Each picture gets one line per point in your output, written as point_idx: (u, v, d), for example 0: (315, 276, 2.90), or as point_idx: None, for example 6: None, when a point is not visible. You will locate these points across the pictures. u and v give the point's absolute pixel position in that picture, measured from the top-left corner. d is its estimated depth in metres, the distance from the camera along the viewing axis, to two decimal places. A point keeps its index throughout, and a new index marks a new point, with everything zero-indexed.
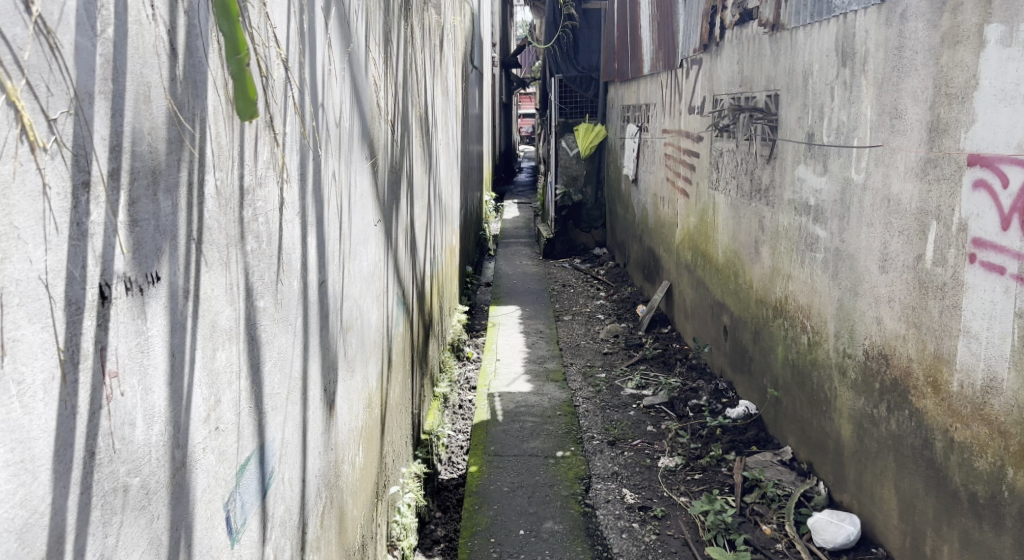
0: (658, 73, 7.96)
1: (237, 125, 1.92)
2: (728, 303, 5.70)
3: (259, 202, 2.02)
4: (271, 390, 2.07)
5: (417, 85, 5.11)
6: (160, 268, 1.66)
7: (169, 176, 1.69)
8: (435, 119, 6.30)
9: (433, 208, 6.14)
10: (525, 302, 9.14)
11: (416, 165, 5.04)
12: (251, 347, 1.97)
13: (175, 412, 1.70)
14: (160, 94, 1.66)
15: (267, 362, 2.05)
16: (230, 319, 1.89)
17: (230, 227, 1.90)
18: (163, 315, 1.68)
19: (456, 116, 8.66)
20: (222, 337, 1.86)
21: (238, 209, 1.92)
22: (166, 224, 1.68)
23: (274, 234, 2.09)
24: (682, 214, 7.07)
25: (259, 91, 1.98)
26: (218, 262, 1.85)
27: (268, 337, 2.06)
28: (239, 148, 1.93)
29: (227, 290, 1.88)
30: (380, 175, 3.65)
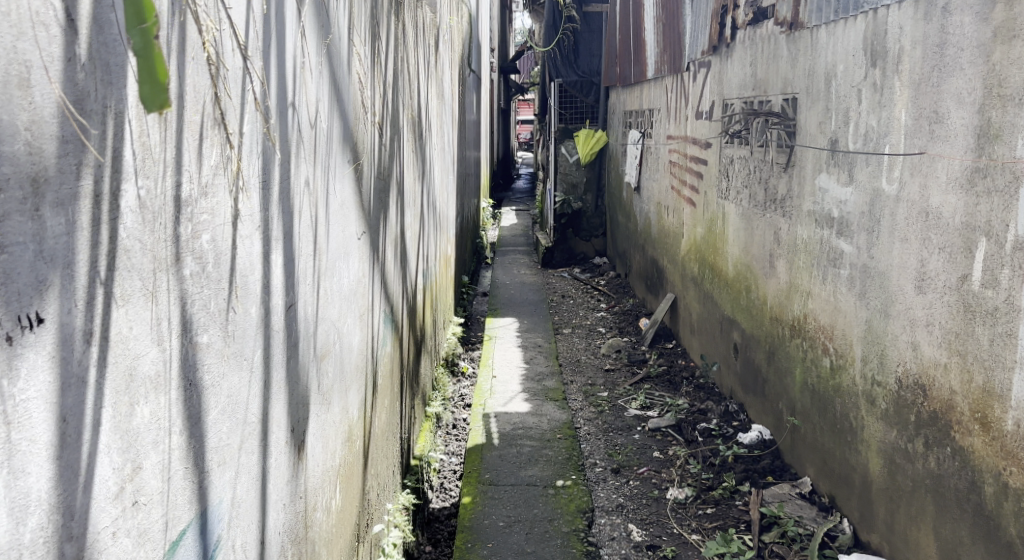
0: (662, 77, 7.64)
1: (173, 124, 1.62)
2: (738, 319, 5.38)
3: (204, 215, 1.72)
4: (217, 443, 1.76)
5: (410, 86, 4.79)
6: (43, 308, 1.37)
7: (62, 185, 1.41)
8: (429, 125, 5.98)
9: (426, 218, 5.83)
10: (523, 313, 8.81)
11: (408, 173, 4.72)
12: (187, 395, 1.67)
13: (66, 494, 1.40)
14: (46, 78, 1.37)
15: (212, 410, 1.74)
16: (156, 363, 1.59)
17: (160, 247, 1.59)
18: (49, 368, 1.38)
19: (452, 120, 8.34)
20: (143, 387, 1.56)
21: (172, 225, 1.62)
22: (53, 251, 1.39)
23: (225, 254, 1.79)
24: (688, 224, 6.74)
25: (202, 83, 1.69)
26: (141, 293, 1.55)
27: (214, 380, 1.75)
28: (175, 151, 1.63)
29: (152, 327, 1.57)
30: (365, 182, 3.34)
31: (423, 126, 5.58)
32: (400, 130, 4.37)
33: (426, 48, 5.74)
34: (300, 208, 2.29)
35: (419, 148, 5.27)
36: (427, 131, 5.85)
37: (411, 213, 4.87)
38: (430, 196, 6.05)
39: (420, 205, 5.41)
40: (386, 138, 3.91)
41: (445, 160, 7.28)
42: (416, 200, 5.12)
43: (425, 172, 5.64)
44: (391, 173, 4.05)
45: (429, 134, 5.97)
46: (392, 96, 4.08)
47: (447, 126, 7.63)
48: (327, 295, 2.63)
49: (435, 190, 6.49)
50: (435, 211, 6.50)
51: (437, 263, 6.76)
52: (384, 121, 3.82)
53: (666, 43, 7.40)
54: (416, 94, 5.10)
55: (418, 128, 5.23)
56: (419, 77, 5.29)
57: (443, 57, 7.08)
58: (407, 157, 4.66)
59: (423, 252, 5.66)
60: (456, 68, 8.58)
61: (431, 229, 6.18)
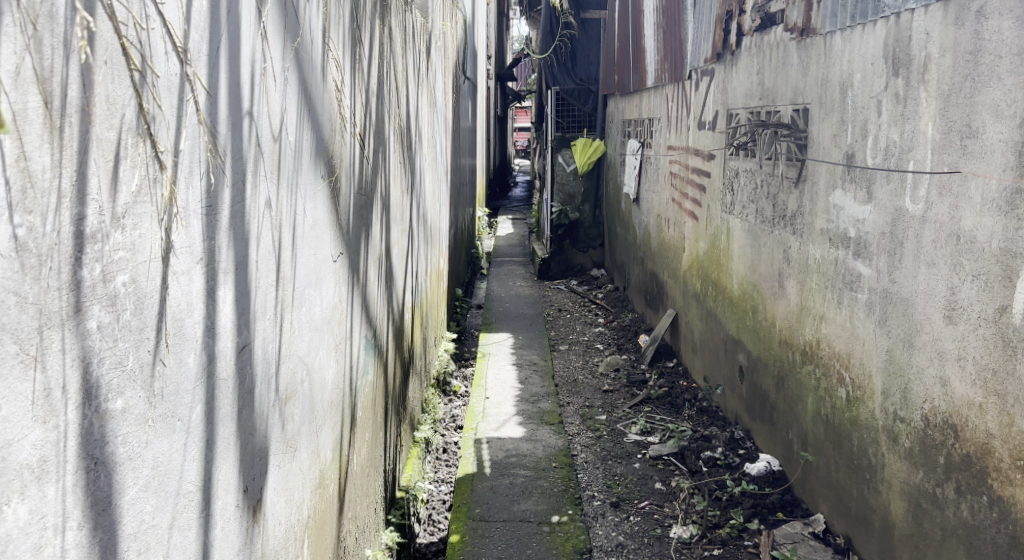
0: (662, 86, 7.37)
1: (71, 141, 1.39)
2: (744, 340, 5.11)
3: (119, 255, 1.48)
4: (135, 529, 1.52)
5: (397, 94, 4.52)
6: None
7: None
8: (419, 135, 5.70)
9: (415, 233, 5.55)
10: (518, 328, 8.52)
11: (394, 187, 4.44)
12: (88, 480, 1.43)
13: None
14: None
15: (128, 491, 1.50)
16: (38, 447, 1.34)
17: (48, 300, 1.35)
18: None
19: (445, 128, 8.06)
20: (18, 477, 1.31)
21: (66, 270, 1.38)
22: None
23: (150, 300, 1.55)
24: (690, 239, 6.47)
25: (114, 90, 1.46)
26: (18, 359, 1.31)
27: (130, 455, 1.50)
28: (74, 174, 1.40)
29: (32, 402, 1.33)
30: (344, 200, 3.07)
31: (412, 135, 5.30)
32: (384, 140, 4.10)
33: (415, 52, 5.46)
34: (260, 233, 2.02)
35: (407, 161, 5.00)
36: (416, 142, 5.58)
37: (398, 229, 4.59)
38: (419, 209, 5.77)
39: (408, 220, 5.13)
40: (368, 150, 3.63)
41: (437, 170, 6.99)
42: (403, 214, 4.84)
43: (414, 184, 5.37)
44: (375, 187, 3.78)
45: (418, 145, 5.70)
46: (375, 105, 3.81)
47: (440, 135, 7.35)
48: (294, 328, 2.36)
49: (426, 203, 6.20)
50: (425, 225, 6.21)
51: (428, 278, 6.47)
52: (366, 133, 3.54)
53: (666, 50, 7.13)
54: (404, 102, 4.83)
55: (406, 138, 4.96)
56: (407, 85, 5.01)
57: (435, 63, 6.80)
58: (393, 169, 4.38)
59: (412, 269, 5.38)
60: (449, 76, 8.29)
61: (420, 243, 5.90)
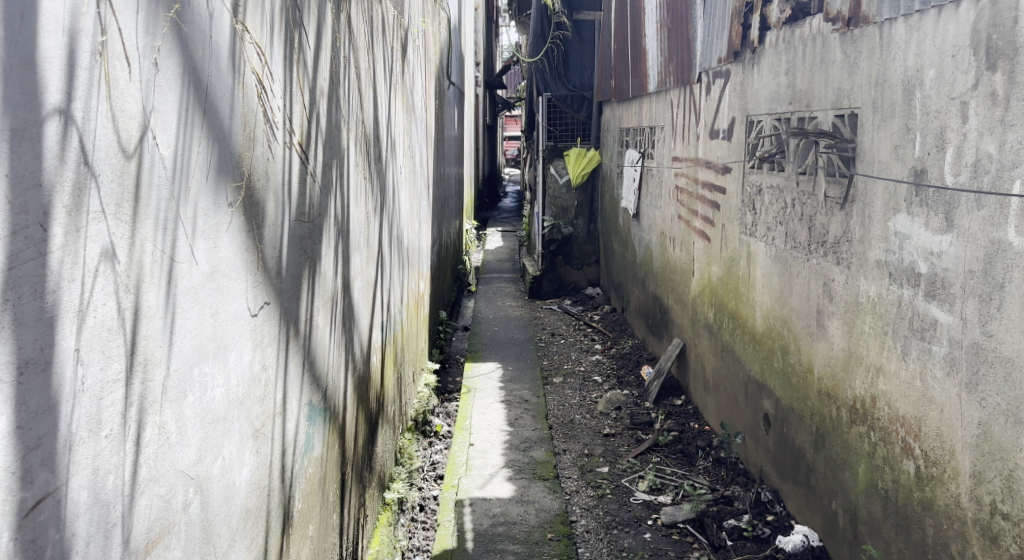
0: (667, 89, 6.61)
1: None
2: (770, 385, 4.38)
3: None
4: None
5: (357, 95, 3.75)
6: None
7: None
8: (390, 146, 4.94)
9: (387, 258, 4.80)
10: (507, 355, 7.76)
11: (355, 206, 3.69)
12: None
13: None
14: None
15: None
16: None
17: None
18: None
19: (426, 136, 7.29)
20: None
21: None
22: None
23: None
24: (701, 261, 5.72)
25: None
26: None
27: None
28: None
29: None
30: (270, 232, 2.35)
31: (381, 144, 4.55)
32: (340, 150, 3.36)
33: (384, 49, 4.69)
34: (79, 305, 1.45)
35: (373, 176, 4.23)
36: (388, 156, 4.84)
37: (361, 257, 3.83)
38: (391, 230, 5.00)
39: (377, 243, 4.38)
40: (313, 164, 2.88)
41: (414, 184, 6.22)
42: (369, 239, 4.08)
43: (384, 204, 4.62)
44: (325, 211, 3.04)
45: (390, 157, 4.93)
46: (324, 108, 3.06)
47: (419, 144, 6.59)
48: (155, 428, 1.63)
49: (401, 222, 5.45)
50: (401, 248, 5.46)
51: (405, 307, 5.68)
52: (309, 144, 2.78)
53: (672, 50, 6.37)
54: (368, 106, 4.06)
55: (371, 147, 4.20)
56: (373, 84, 4.25)
57: (411, 64, 6.01)
58: (352, 185, 3.62)
59: (384, 301, 4.63)
60: (430, 80, 7.53)
61: (394, 267, 5.15)
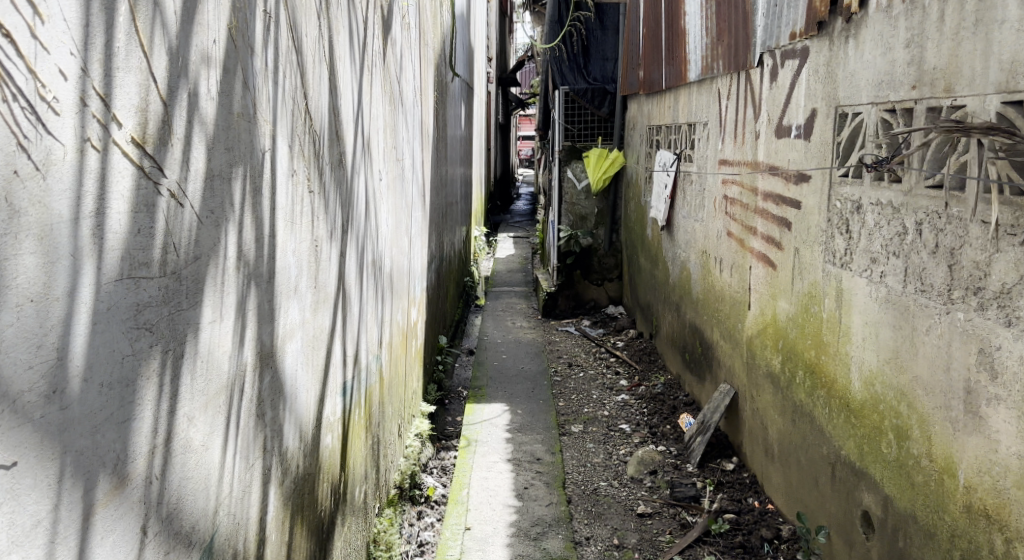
0: (714, 76, 5.40)
1: None
2: (873, 476, 3.20)
3: None
4: None
5: (292, 66, 2.61)
6: None
7: None
8: (361, 145, 3.79)
9: (356, 295, 3.65)
10: (516, 392, 6.56)
11: (286, 232, 2.53)
12: None
13: None
14: None
15: None
16: None
17: None
18: None
19: (421, 133, 6.11)
20: None
21: None
22: None
23: None
24: (761, 291, 4.53)
25: None
26: None
27: None
28: None
29: None
30: (6, 323, 1.31)
31: (345, 140, 3.40)
32: (252, 149, 2.21)
33: (350, 17, 3.53)
34: None
35: (328, 183, 3.07)
36: (357, 158, 3.69)
37: (301, 306, 2.67)
38: (363, 257, 3.84)
39: (337, 276, 3.23)
40: (180, 174, 1.73)
41: (400, 194, 5.07)
42: (319, 274, 2.93)
43: (349, 222, 3.46)
44: (213, 247, 1.90)
45: (361, 161, 3.78)
46: (211, 81, 1.91)
47: (409, 143, 5.42)
48: None
49: (379, 244, 4.29)
50: (380, 278, 4.31)
51: (386, 349, 4.49)
52: (156, 141, 1.62)
53: (722, 28, 5.17)
54: (316, 87, 2.90)
55: (327, 144, 3.05)
56: (328, 59, 3.09)
57: (394, 42, 4.82)
58: (280, 200, 2.47)
59: (350, 353, 3.49)
60: (426, 67, 6.37)
61: (367, 301, 3.96)
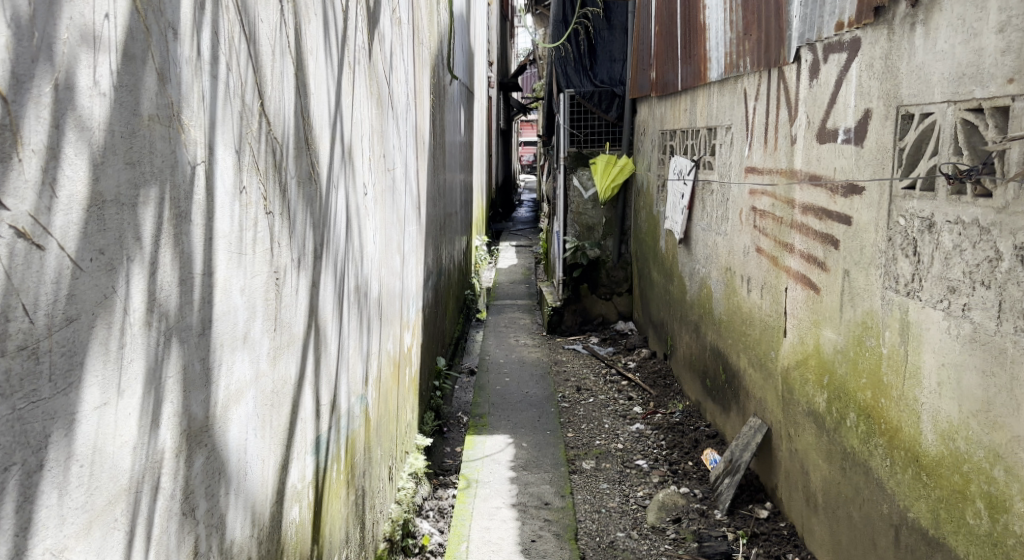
0: (740, 74, 4.86)
1: None
2: (951, 551, 2.68)
3: None
4: None
5: (238, 58, 2.07)
6: None
7: None
8: (342, 154, 3.26)
9: (336, 331, 3.13)
10: (521, 421, 6.02)
11: (231, 268, 1.99)
12: None
13: None
14: None
15: None
16: None
17: None
18: None
19: (415, 139, 5.58)
20: None
21: None
22: None
23: None
24: (800, 316, 4.00)
25: None
26: None
27: None
28: None
29: None
30: None
31: (319, 149, 2.87)
32: (176, 160, 1.66)
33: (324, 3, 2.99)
34: None
35: (295, 201, 2.55)
36: (337, 169, 3.16)
37: (253, 356, 2.14)
38: (344, 283, 3.31)
39: (308, 313, 2.70)
40: (35, 198, 1.32)
41: (391, 209, 4.52)
42: (282, 314, 2.40)
43: (325, 246, 2.93)
44: (101, 302, 1.45)
45: (341, 174, 3.24)
46: (104, 82, 1.45)
47: (401, 150, 4.89)
48: None
49: (365, 266, 3.75)
50: (366, 307, 3.78)
51: (373, 386, 3.95)
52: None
53: (749, 21, 4.64)
54: (275, 85, 2.36)
55: (292, 154, 2.52)
56: (293, 51, 2.55)
57: (383, 37, 4.28)
58: (222, 228, 1.93)
59: (327, 400, 2.96)
60: (420, 67, 5.85)
61: (350, 333, 3.42)
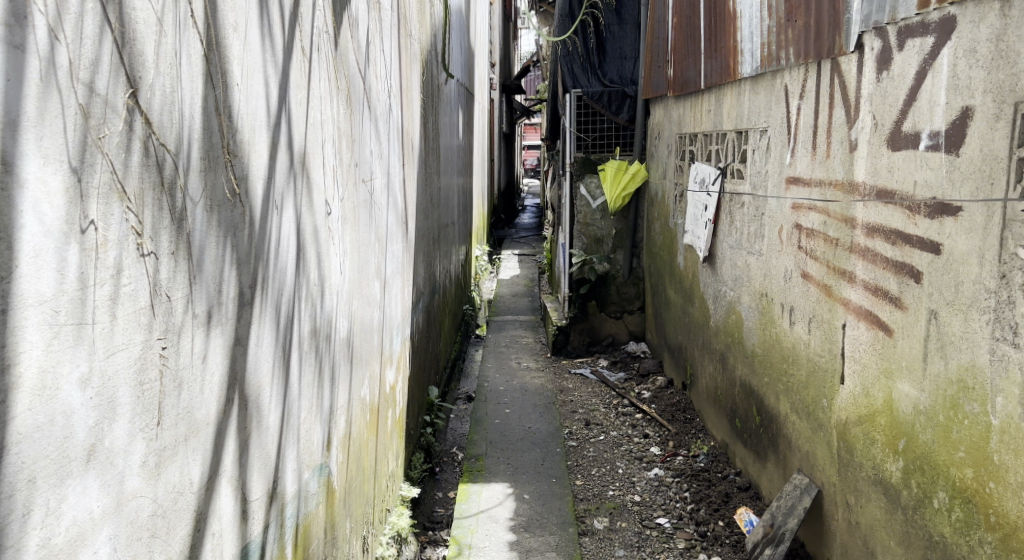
0: (780, 68, 4.12)
1: None
2: None
3: None
4: None
5: (72, 30, 1.48)
6: None
7: None
8: (292, 166, 2.53)
9: (280, 398, 2.42)
10: (524, 464, 5.32)
11: (58, 349, 1.48)
12: None
13: None
14: None
15: None
16: None
17: None
18: None
19: (402, 140, 4.83)
20: None
21: None
22: None
23: None
24: (864, 361, 3.28)
25: None
26: None
27: None
28: None
29: None
30: None
31: (250, 163, 2.14)
32: None
33: None
34: None
35: (203, 233, 1.82)
36: (283, 187, 2.44)
37: (106, 478, 1.56)
38: (298, 329, 2.61)
39: (229, 385, 1.99)
40: None
41: (368, 228, 3.79)
42: (175, 400, 1.73)
43: (260, 290, 2.22)
44: None
45: (290, 192, 2.52)
46: None
47: (381, 157, 4.14)
48: None
49: (330, 303, 3.05)
50: (331, 354, 3.06)
51: (344, 448, 3.27)
52: None
53: (794, 4, 3.91)
54: (157, 70, 1.66)
55: (196, 170, 1.80)
56: (201, 25, 1.83)
57: (354, 20, 3.54)
58: (37, 288, 1.44)
59: (265, 491, 2.26)
60: (409, 60, 5.11)
61: (308, 389, 2.72)
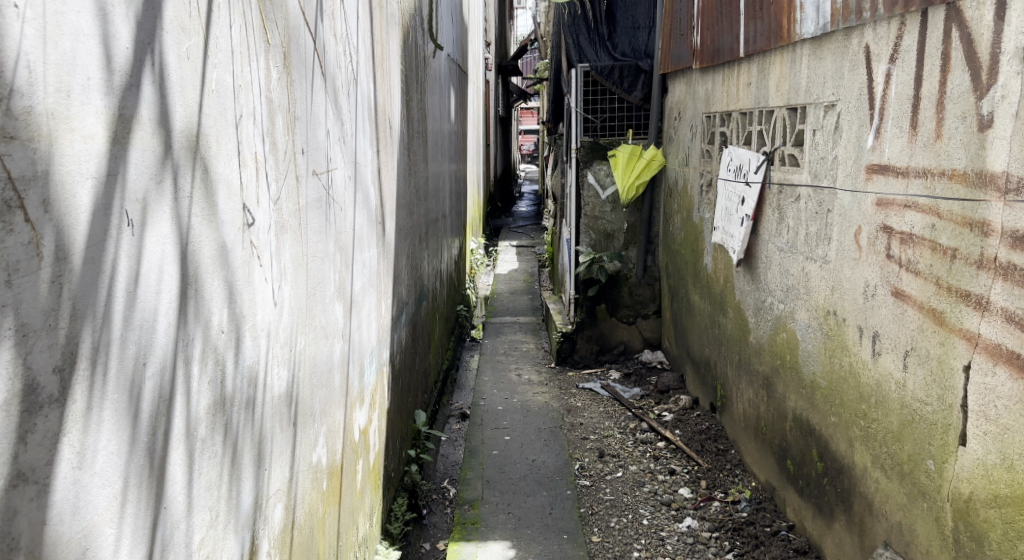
0: (860, 24, 3.20)
1: None
2: None
3: None
4: None
5: None
6: None
7: None
8: (166, 155, 1.64)
9: (151, 514, 1.61)
10: (529, 514, 4.42)
11: None
12: None
13: None
14: None
15: None
16: None
17: None
18: None
19: (376, 119, 3.89)
20: None
21: None
22: None
23: None
24: (1006, 422, 2.38)
25: None
26: None
27: None
28: None
29: None
30: None
31: (66, 146, 1.43)
32: None
33: None
34: None
35: None
36: (154, 186, 1.60)
37: None
38: (185, 410, 1.72)
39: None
40: None
41: (323, 236, 2.84)
42: None
43: (100, 346, 1.49)
44: None
45: (161, 197, 1.62)
46: None
47: (344, 142, 3.20)
48: None
49: (256, 350, 2.13)
50: (260, 424, 2.15)
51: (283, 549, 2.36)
52: None
53: None
54: None
55: None
56: None
57: None
58: None
59: None
60: (384, 23, 4.16)
61: (208, 491, 1.81)
